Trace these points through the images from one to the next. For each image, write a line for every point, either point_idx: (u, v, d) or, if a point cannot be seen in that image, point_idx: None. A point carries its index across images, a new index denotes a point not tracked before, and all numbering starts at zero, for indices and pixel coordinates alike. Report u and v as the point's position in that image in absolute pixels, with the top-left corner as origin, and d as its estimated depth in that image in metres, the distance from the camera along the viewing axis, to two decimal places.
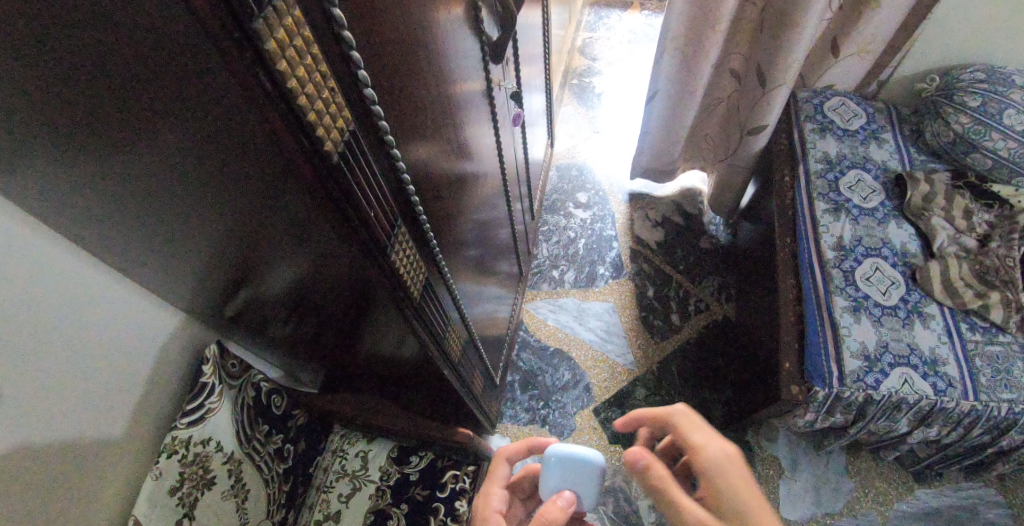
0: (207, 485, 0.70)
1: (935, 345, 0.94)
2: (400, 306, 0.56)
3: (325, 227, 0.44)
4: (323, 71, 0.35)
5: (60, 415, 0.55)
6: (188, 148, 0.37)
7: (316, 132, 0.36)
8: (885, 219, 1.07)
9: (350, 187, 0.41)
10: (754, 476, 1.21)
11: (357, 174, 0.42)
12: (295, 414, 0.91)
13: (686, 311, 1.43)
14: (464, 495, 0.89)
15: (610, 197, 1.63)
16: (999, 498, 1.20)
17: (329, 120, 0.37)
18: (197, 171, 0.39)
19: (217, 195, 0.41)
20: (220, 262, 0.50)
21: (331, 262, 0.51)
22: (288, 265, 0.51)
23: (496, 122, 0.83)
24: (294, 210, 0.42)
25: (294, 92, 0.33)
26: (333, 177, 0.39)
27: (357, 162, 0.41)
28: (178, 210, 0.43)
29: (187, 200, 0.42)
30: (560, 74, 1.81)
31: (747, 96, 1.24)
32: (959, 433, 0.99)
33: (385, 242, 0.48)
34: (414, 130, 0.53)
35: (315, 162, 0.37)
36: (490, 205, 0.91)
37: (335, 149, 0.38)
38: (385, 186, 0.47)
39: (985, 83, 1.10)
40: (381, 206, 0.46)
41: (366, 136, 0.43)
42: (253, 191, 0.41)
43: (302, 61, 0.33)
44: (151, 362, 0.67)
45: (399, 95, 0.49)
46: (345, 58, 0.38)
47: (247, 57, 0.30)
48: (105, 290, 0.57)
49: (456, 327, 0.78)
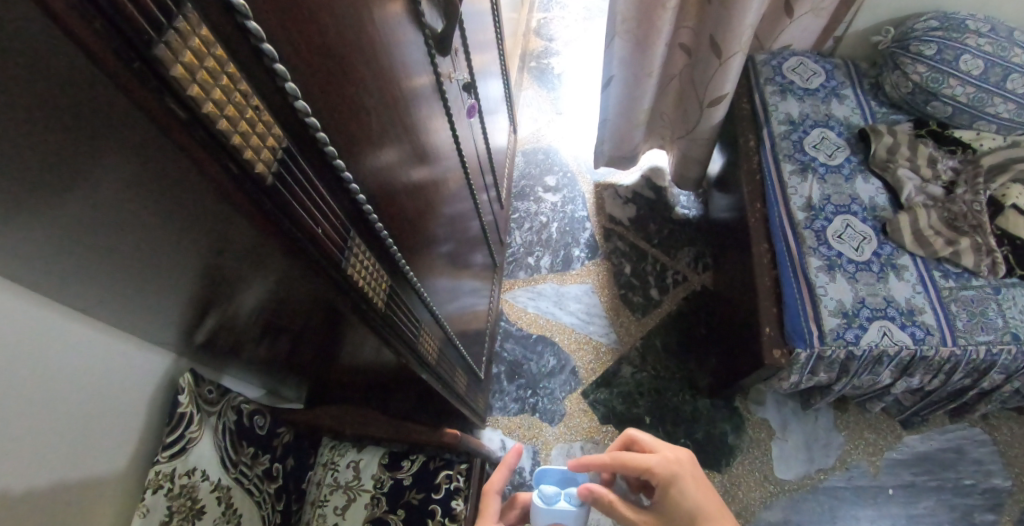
0: (198, 515, 0.69)
1: (910, 295, 0.95)
2: (366, 319, 0.54)
3: (273, 254, 0.41)
4: (244, 89, 0.32)
5: (37, 468, 0.52)
6: (123, 207, 0.32)
7: (244, 156, 0.32)
8: (851, 175, 1.08)
9: (292, 206, 0.38)
10: (746, 440, 1.23)
11: (298, 193, 0.39)
12: (281, 431, 0.88)
13: (665, 285, 1.43)
14: (460, 493, 0.89)
15: (579, 178, 1.62)
16: (983, 437, 1.23)
17: (257, 141, 0.34)
18: (138, 227, 0.35)
19: (168, 245, 0.37)
20: (177, 296, 0.47)
21: (286, 287, 0.48)
22: (242, 295, 0.48)
23: (450, 115, 0.81)
24: (242, 242, 0.39)
25: (212, 117, 0.29)
26: (272, 200, 0.36)
27: (296, 180, 0.39)
28: (125, 262, 0.39)
29: (133, 252, 0.37)
30: (516, 58, 1.77)
31: (700, 69, 1.23)
32: (941, 379, 1.01)
33: (338, 256, 0.46)
34: (360, 138, 0.50)
35: (248, 189, 0.34)
36: (456, 201, 0.89)
37: (268, 170, 0.35)
38: (330, 199, 0.45)
39: (940, 31, 1.09)
40: (329, 221, 0.44)
41: (302, 149, 0.40)
42: (189, 237, 0.37)
43: (218, 83, 0.29)
44: (124, 399, 0.64)
45: (338, 102, 0.45)
46: (268, 72, 0.35)
47: (154, 88, 0.26)
48: (60, 334, 0.54)
49: (430, 329, 0.76)
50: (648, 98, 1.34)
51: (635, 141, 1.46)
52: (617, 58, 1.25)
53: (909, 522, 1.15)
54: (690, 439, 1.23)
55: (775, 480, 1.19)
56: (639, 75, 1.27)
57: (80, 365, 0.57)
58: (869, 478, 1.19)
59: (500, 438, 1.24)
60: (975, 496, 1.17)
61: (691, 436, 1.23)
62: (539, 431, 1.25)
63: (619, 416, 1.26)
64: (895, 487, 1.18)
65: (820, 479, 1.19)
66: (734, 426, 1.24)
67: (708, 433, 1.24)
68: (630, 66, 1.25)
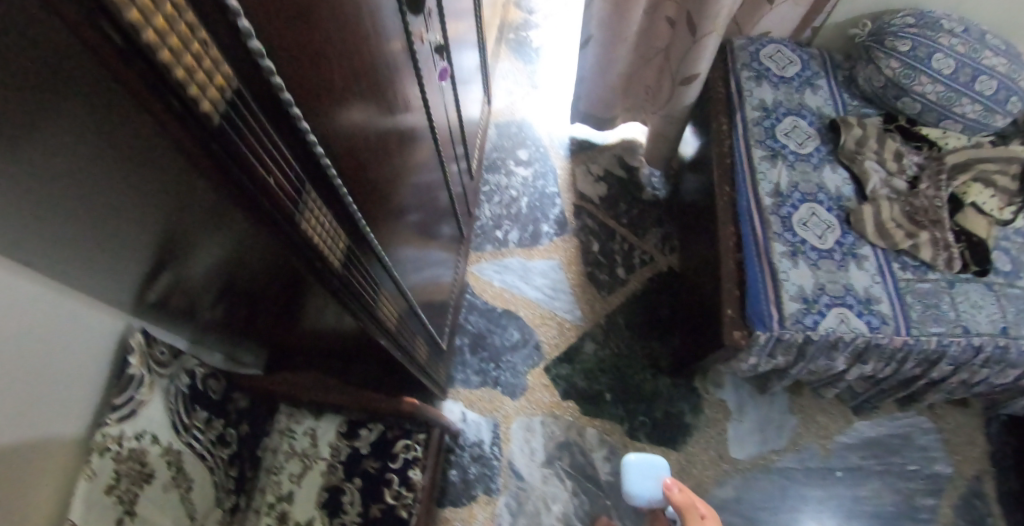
0: (147, 479, 0.68)
1: (869, 284, 0.97)
2: (321, 278, 0.52)
3: (224, 205, 0.38)
4: (191, 18, 0.27)
5: None
6: (78, 164, 0.31)
7: (190, 93, 0.28)
8: (819, 164, 1.10)
9: (242, 154, 0.34)
10: (703, 420, 1.25)
11: (250, 138, 0.35)
12: (235, 396, 0.86)
13: (631, 264, 1.44)
14: (418, 463, 0.91)
15: (551, 152, 1.61)
16: (929, 425, 1.28)
17: (206, 76, 0.29)
18: (98, 181, 0.34)
19: (116, 193, 0.35)
20: (117, 244, 0.43)
21: (240, 240, 0.45)
22: (194, 247, 0.45)
23: (423, 78, 0.79)
24: (185, 188, 0.35)
25: (154, 48, 0.25)
26: (220, 144, 0.32)
27: (250, 124, 0.35)
28: (46, 198, 0.34)
29: (50, 187, 0.33)
30: (494, 28, 1.74)
31: (679, 43, 1.25)
32: (892, 368, 1.04)
33: (292, 210, 0.42)
34: (326, 95, 0.47)
35: (195, 129, 0.30)
36: (425, 170, 0.87)
37: (216, 109, 0.31)
38: (286, 150, 0.41)
39: (916, 28, 1.12)
40: (283, 172, 0.40)
41: (252, 91, 0.35)
42: (136, 181, 0.34)
43: (161, 8, 0.24)
44: (73, 360, 0.62)
45: (301, 51, 0.42)
46: (216, 4, 0.30)
47: (85, 7, 0.21)
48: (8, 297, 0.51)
49: (392, 297, 0.74)
50: (623, 62, 1.35)
51: (610, 103, 1.46)
52: (596, 17, 1.27)
53: (853, 503, 1.19)
54: (648, 417, 1.25)
55: (729, 459, 1.22)
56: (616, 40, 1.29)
57: (27, 326, 0.54)
58: (819, 460, 1.23)
59: (461, 410, 1.25)
60: (918, 481, 1.22)
61: (649, 415, 1.26)
62: (500, 404, 1.26)
63: (580, 392, 1.27)
64: (843, 470, 1.23)
65: (772, 459, 1.23)
66: (692, 405, 1.27)
67: (666, 412, 1.26)
68: (609, 27, 1.27)
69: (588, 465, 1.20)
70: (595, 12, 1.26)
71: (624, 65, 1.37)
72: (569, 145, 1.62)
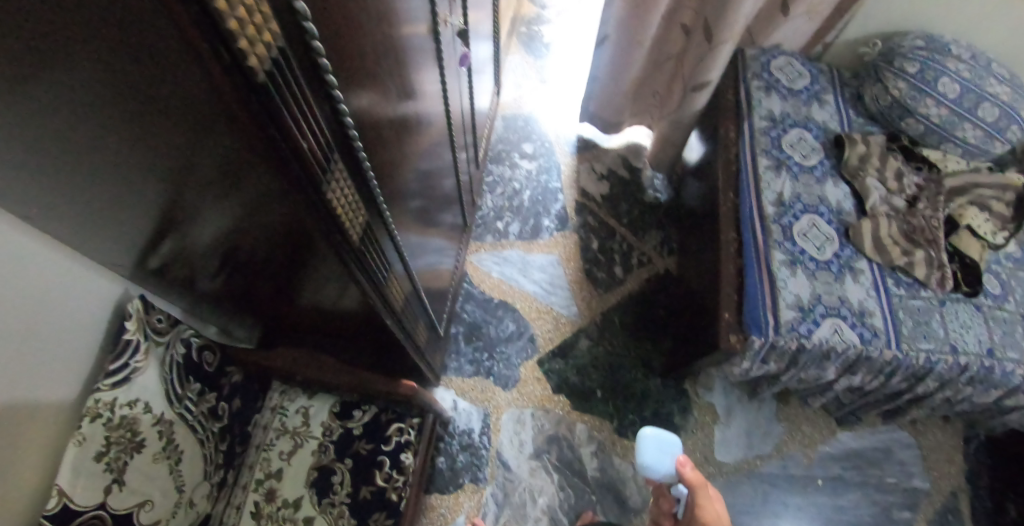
0: (137, 448, 0.68)
1: (863, 298, 0.99)
2: (338, 250, 0.52)
3: (254, 158, 0.39)
4: None
5: None
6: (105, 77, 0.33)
7: (239, 45, 0.29)
8: (823, 178, 1.11)
9: (280, 112, 0.35)
10: (691, 423, 1.27)
11: (289, 100, 0.36)
12: (230, 371, 0.86)
13: (629, 264, 1.45)
14: (409, 447, 0.92)
15: (556, 148, 1.62)
16: (910, 440, 1.31)
17: (254, 31, 0.30)
18: (132, 106, 0.35)
19: (148, 124, 0.37)
20: (144, 189, 0.44)
21: (262, 198, 0.46)
22: (214, 199, 0.47)
23: (440, 64, 0.79)
24: (216, 128, 0.37)
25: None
26: (260, 100, 0.33)
27: (290, 86, 0.35)
28: (91, 126, 0.36)
29: (95, 110, 0.35)
30: (507, 20, 1.74)
31: (693, 52, 1.26)
32: (880, 382, 1.06)
33: (319, 176, 0.42)
34: (351, 68, 0.49)
35: (237, 80, 0.31)
36: (433, 155, 0.88)
37: (261, 66, 0.32)
38: (321, 117, 0.41)
39: (924, 51, 1.14)
40: (317, 138, 0.41)
41: (296, 54, 0.36)
42: (171, 114, 0.36)
43: None
44: (70, 320, 0.62)
45: (333, 21, 0.43)
46: None
47: None
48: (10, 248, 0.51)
49: (399, 280, 0.75)
50: (636, 66, 1.36)
51: (618, 105, 1.47)
52: (613, 17, 1.28)
53: (832, 512, 1.22)
54: (637, 415, 1.27)
55: (714, 462, 1.24)
56: (631, 41, 1.30)
57: (26, 281, 0.55)
58: (802, 468, 1.26)
59: (452, 398, 1.25)
60: (897, 494, 1.25)
61: (638, 414, 1.27)
62: (491, 394, 1.27)
63: (571, 387, 1.28)
64: (824, 479, 1.25)
65: (756, 465, 1.25)
66: (681, 407, 1.28)
67: (655, 412, 1.27)
68: (625, 29, 1.28)
69: (575, 460, 1.21)
70: (613, 12, 1.27)
71: (637, 68, 1.37)
72: (575, 143, 1.63)
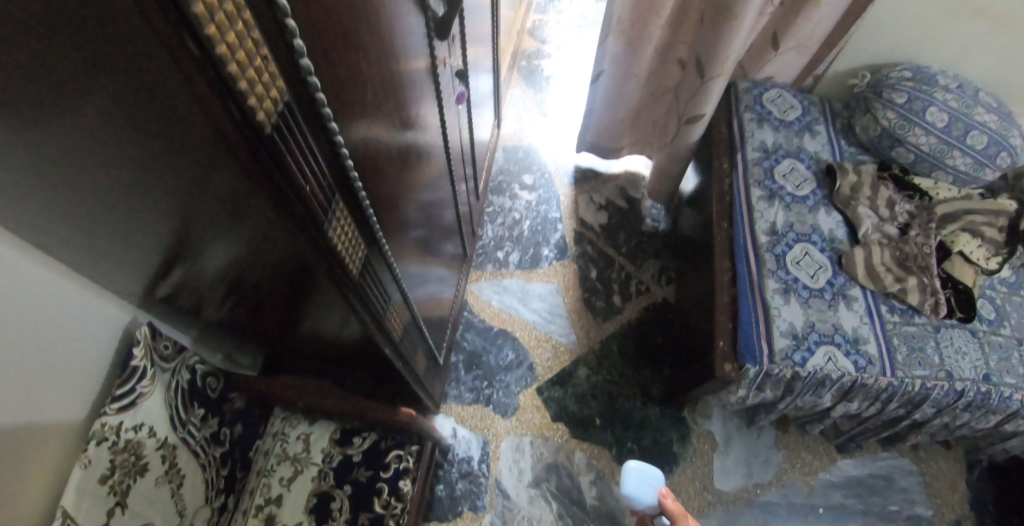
0: (140, 471, 0.69)
1: (857, 325, 1.00)
2: (338, 284, 0.55)
3: (259, 203, 0.41)
4: (256, 37, 0.32)
5: None
6: (114, 128, 0.35)
7: (248, 102, 0.32)
8: (815, 206, 1.13)
9: (284, 160, 0.38)
10: (690, 451, 1.27)
11: (292, 149, 0.39)
12: (232, 396, 0.88)
13: (628, 293, 1.47)
14: (408, 474, 0.93)
15: (555, 179, 1.65)
16: (911, 468, 1.30)
17: (262, 89, 0.33)
18: (141, 155, 0.37)
19: (155, 172, 0.39)
20: (154, 229, 0.46)
21: (267, 239, 0.48)
22: (219, 240, 0.49)
23: (439, 99, 0.82)
24: (223, 179, 0.39)
25: (223, 59, 0.29)
26: (266, 150, 0.36)
27: (294, 136, 0.39)
28: (109, 173, 0.38)
29: (113, 160, 0.37)
30: (508, 55, 1.80)
31: (687, 87, 1.29)
32: (877, 408, 1.06)
33: (320, 217, 0.45)
34: (356, 108, 0.52)
35: (246, 133, 0.34)
36: (434, 187, 0.91)
37: (268, 119, 0.35)
38: (323, 161, 0.44)
39: (912, 82, 1.17)
40: (319, 182, 0.44)
41: (300, 105, 0.40)
42: (181, 168, 0.39)
43: (233, 27, 0.29)
44: (81, 345, 0.63)
45: (338, 68, 0.47)
46: (279, 26, 0.34)
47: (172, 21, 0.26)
48: (26, 277, 0.54)
49: (399, 309, 0.77)
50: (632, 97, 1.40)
51: (616, 133, 1.51)
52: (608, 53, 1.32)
53: None
54: (636, 444, 1.27)
55: (714, 491, 1.24)
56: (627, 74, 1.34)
57: (42, 308, 0.57)
58: (802, 496, 1.25)
59: (452, 425, 1.26)
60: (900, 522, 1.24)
61: (638, 442, 1.27)
62: (491, 422, 1.27)
63: (570, 415, 1.29)
64: (825, 507, 1.24)
65: (756, 493, 1.24)
66: (680, 435, 1.29)
67: (655, 439, 1.28)
68: (621, 64, 1.32)
69: (575, 488, 1.21)
70: (607, 49, 1.31)
71: (634, 99, 1.42)
72: (574, 172, 1.66)
